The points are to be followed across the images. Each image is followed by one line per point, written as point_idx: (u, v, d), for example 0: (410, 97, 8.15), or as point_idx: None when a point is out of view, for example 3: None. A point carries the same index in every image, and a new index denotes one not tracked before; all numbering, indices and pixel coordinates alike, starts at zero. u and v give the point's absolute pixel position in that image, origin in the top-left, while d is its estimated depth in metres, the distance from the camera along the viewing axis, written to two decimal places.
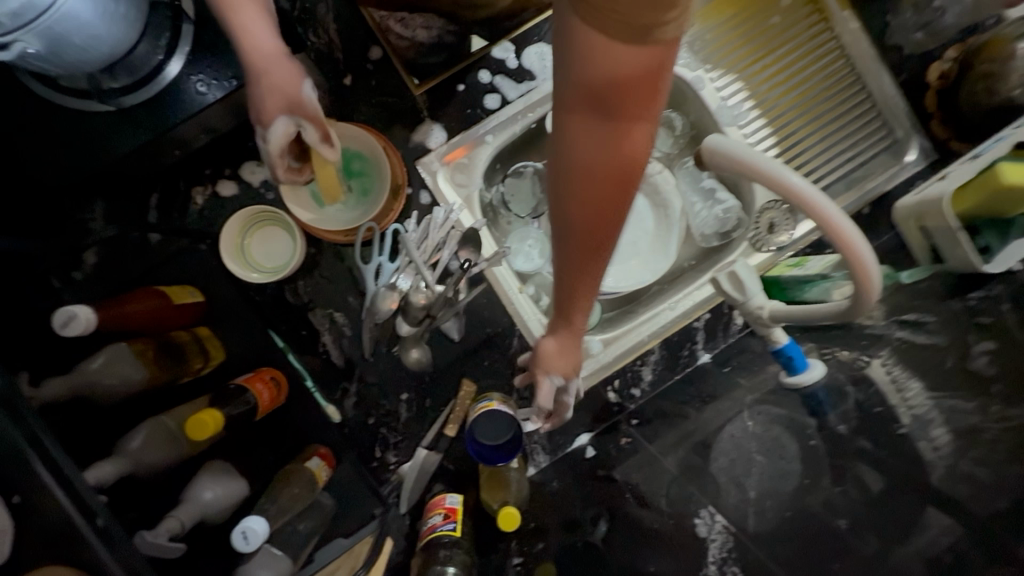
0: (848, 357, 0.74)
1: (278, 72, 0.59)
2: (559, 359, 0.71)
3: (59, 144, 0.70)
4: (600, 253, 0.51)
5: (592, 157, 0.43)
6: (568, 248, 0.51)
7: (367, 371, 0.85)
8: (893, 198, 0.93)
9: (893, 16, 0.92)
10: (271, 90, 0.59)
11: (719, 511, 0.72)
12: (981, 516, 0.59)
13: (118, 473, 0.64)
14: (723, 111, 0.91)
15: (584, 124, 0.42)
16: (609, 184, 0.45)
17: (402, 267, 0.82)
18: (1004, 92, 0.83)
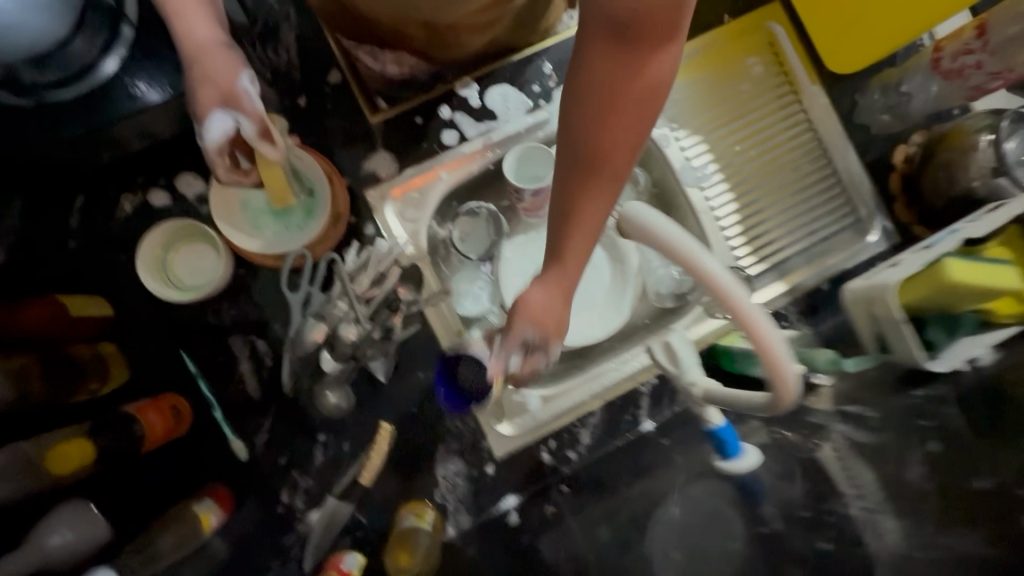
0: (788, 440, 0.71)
1: (210, 62, 0.60)
2: (540, 311, 0.66)
3: None
4: (615, 159, 0.57)
5: (612, 72, 0.52)
6: (576, 165, 0.58)
7: (285, 407, 0.79)
8: (854, 276, 0.90)
9: (861, 96, 0.92)
10: (205, 75, 0.60)
11: None
12: None
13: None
14: (686, 172, 0.90)
15: (609, 48, 0.51)
16: (618, 99, 0.53)
17: (335, 297, 0.78)
18: (964, 182, 0.82)
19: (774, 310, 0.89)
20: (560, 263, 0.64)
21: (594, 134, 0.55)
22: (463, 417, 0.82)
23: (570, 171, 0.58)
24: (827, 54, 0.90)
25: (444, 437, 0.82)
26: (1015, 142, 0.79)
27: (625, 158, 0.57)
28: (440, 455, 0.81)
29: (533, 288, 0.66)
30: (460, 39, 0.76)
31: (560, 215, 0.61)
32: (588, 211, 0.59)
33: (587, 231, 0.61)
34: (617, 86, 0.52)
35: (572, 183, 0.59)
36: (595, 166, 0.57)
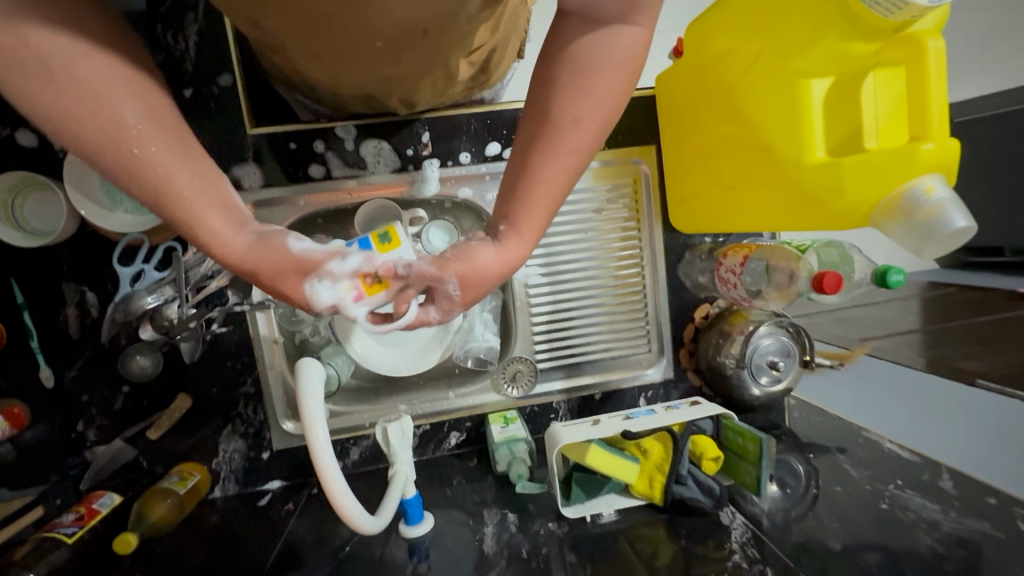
0: (476, 526, 0.80)
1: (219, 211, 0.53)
2: (485, 275, 0.62)
3: None
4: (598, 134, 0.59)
5: (606, 57, 0.55)
6: (530, 136, 0.59)
7: (99, 354, 0.90)
8: (625, 397, 1.07)
9: (691, 251, 1.05)
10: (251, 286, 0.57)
11: None
12: None
13: None
14: (519, 268, 1.01)
15: (596, 39, 0.55)
16: (590, 78, 0.56)
17: (165, 280, 0.87)
18: (723, 358, 0.98)
19: (550, 402, 1.04)
20: (513, 227, 0.62)
21: (556, 105, 0.57)
22: (256, 408, 0.96)
23: (526, 144, 0.60)
24: (674, 211, 1.01)
25: (233, 419, 0.95)
26: (767, 343, 0.94)
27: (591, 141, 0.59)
28: (225, 432, 0.95)
29: (482, 251, 0.62)
30: (425, 98, 0.86)
31: (520, 184, 0.60)
32: (545, 176, 0.59)
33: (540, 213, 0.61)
34: (597, 87, 0.56)
35: (537, 142, 0.58)
36: (551, 130, 0.58)
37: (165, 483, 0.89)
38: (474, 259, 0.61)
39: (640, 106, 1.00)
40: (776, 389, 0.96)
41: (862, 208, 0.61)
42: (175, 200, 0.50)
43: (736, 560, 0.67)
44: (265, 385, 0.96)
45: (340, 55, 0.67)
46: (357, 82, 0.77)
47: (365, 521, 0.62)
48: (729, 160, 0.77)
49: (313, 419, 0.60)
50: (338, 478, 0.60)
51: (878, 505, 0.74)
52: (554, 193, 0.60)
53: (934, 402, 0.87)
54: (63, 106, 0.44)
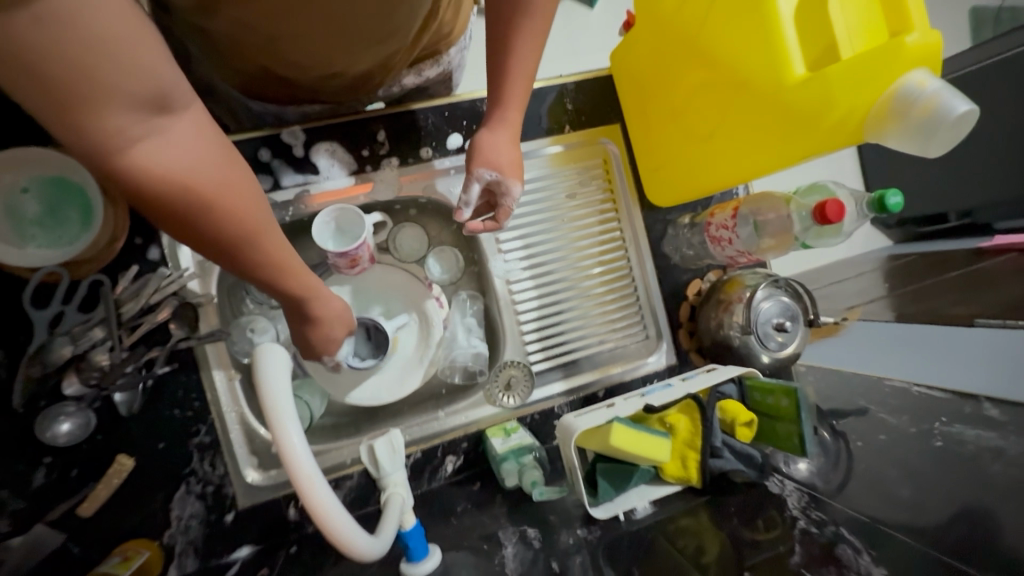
0: (492, 553, 0.68)
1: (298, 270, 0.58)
2: (504, 158, 0.76)
3: None
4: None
5: None
6: (501, 22, 0.71)
7: (11, 421, 0.74)
8: (629, 389, 0.98)
9: (673, 227, 1.01)
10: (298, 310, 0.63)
11: None
12: None
13: None
14: (498, 265, 0.94)
15: None
16: None
17: (92, 322, 0.73)
18: (727, 332, 0.91)
19: (551, 407, 0.94)
20: (501, 105, 0.75)
21: None
22: (214, 460, 0.82)
23: (495, 30, 0.72)
24: (649, 185, 0.98)
25: (187, 478, 0.81)
26: (768, 304, 0.90)
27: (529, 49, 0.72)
28: (178, 496, 0.80)
29: (498, 142, 0.75)
30: (381, 74, 0.81)
31: (496, 68, 0.73)
32: (515, 53, 0.72)
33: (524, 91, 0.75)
34: None
35: (502, 24, 0.71)
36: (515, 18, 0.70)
37: (103, 567, 0.73)
38: (501, 150, 0.75)
39: (600, 85, 0.98)
40: (786, 354, 0.90)
41: (854, 119, 0.59)
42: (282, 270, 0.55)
43: (802, 526, 0.64)
44: (223, 431, 0.82)
45: (281, 23, 0.61)
46: (304, 60, 0.70)
47: (362, 543, 0.51)
48: (701, 112, 0.75)
49: (284, 417, 0.48)
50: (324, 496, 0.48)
51: (932, 444, 0.67)
52: (529, 76, 0.74)
53: (938, 342, 0.81)
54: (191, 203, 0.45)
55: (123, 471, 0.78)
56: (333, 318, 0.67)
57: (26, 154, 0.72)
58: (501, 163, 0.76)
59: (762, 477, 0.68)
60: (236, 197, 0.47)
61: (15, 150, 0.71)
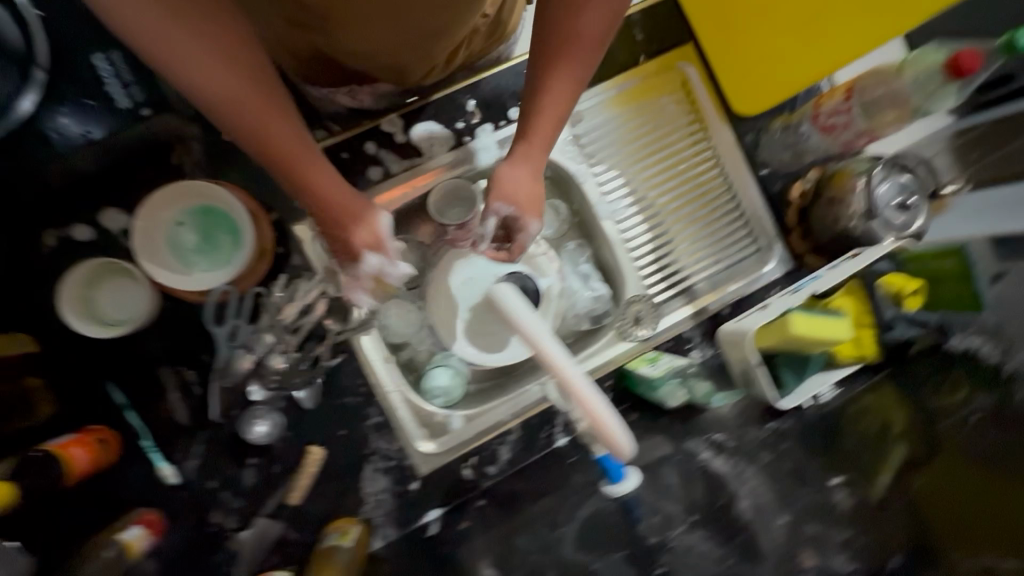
0: None
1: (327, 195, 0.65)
2: (521, 193, 0.72)
3: None
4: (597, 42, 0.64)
5: None
6: (545, 52, 0.65)
7: (216, 432, 0.83)
8: (752, 302, 0.99)
9: (764, 134, 1.00)
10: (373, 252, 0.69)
11: None
12: None
13: None
14: (603, 206, 0.96)
15: None
16: None
17: (262, 330, 0.83)
18: (843, 222, 0.91)
19: (681, 333, 0.96)
20: (527, 140, 0.70)
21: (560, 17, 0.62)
22: (390, 437, 0.88)
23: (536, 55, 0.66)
24: (734, 98, 0.97)
25: (370, 457, 0.87)
26: (885, 186, 0.88)
27: (582, 62, 0.65)
28: (367, 474, 0.87)
29: (514, 180, 0.71)
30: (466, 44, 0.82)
31: (528, 102, 0.68)
32: (550, 88, 0.66)
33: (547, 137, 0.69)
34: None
35: (547, 57, 0.65)
36: (564, 49, 0.64)
37: (326, 543, 0.81)
38: (530, 187, 0.72)
39: (666, 8, 0.97)
40: (912, 232, 0.88)
41: None
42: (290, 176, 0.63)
43: None
44: (391, 409, 0.88)
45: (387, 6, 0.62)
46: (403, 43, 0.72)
47: (619, 432, 0.61)
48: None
49: (550, 345, 0.65)
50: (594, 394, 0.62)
51: None
52: (559, 119, 0.68)
53: None
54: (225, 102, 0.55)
55: (316, 462, 0.85)
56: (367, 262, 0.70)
57: (179, 188, 0.79)
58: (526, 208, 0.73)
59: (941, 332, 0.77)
60: (260, 107, 0.56)
61: (169, 188, 0.78)
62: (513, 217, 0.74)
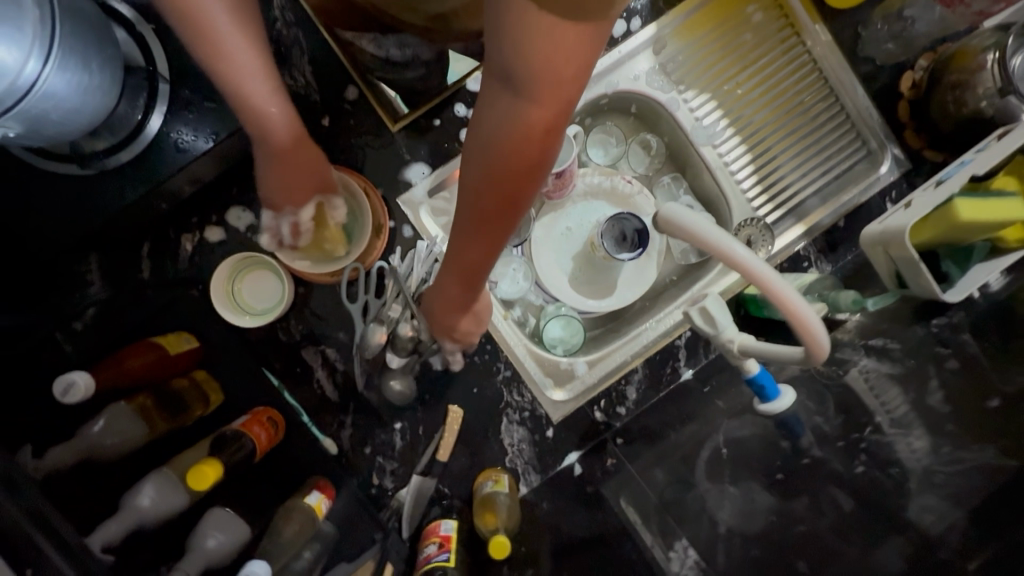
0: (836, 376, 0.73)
1: (292, 160, 0.65)
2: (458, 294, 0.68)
3: (60, 210, 0.74)
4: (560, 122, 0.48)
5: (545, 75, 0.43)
6: (473, 221, 0.56)
7: (362, 403, 0.89)
8: (869, 210, 0.94)
9: (864, 27, 0.92)
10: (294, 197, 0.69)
11: (692, 545, 0.79)
12: (918, 530, 0.65)
13: (121, 534, 0.67)
14: (698, 132, 0.93)
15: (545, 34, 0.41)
16: (528, 138, 0.48)
17: (389, 301, 0.84)
18: (971, 104, 0.84)
19: (796, 252, 0.93)
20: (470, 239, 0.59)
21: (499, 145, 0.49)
22: (520, 390, 0.91)
23: (470, 193, 0.54)
24: None
25: (505, 410, 0.91)
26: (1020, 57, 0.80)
27: (508, 174, 0.50)
28: (504, 426, 0.90)
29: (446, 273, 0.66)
30: None
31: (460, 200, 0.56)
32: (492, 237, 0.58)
33: (497, 234, 0.58)
34: (514, 143, 0.48)
35: (474, 185, 0.53)
36: (496, 194, 0.53)
37: (485, 490, 0.85)
38: (458, 285, 0.67)
39: None
40: None
41: None
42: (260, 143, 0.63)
43: None
44: (518, 363, 0.91)
45: None
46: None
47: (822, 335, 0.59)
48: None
49: (729, 242, 0.61)
50: (788, 286, 0.60)
51: None
52: (492, 243, 0.59)
53: None
54: (244, 80, 0.58)
55: (458, 422, 0.89)
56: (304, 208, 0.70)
57: None
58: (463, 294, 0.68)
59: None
60: (246, 78, 0.58)
61: None
62: (436, 309, 0.73)
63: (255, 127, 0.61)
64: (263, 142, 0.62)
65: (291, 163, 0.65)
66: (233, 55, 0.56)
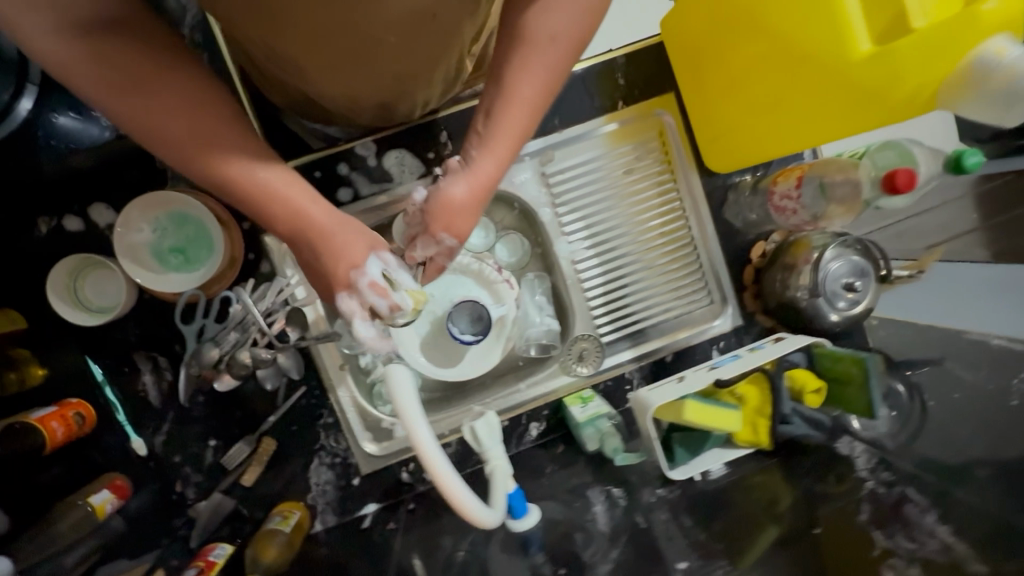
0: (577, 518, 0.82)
1: (338, 240, 0.62)
2: (458, 207, 0.70)
3: None
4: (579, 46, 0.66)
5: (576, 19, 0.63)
6: (500, 121, 0.67)
7: (182, 415, 0.93)
8: (697, 353, 1.04)
9: (733, 192, 1.01)
10: (335, 263, 0.62)
11: None
12: None
13: None
14: (562, 245, 1.00)
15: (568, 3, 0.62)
16: (553, 50, 0.65)
17: (228, 327, 0.89)
18: (792, 292, 0.94)
19: (622, 374, 1.02)
20: (488, 134, 0.68)
21: (525, 80, 0.66)
22: (337, 437, 0.97)
23: (496, 107, 0.67)
24: (705, 151, 0.97)
25: (318, 452, 0.97)
26: (838, 264, 0.90)
27: (572, 41, 0.65)
28: (314, 466, 0.96)
29: (453, 186, 0.70)
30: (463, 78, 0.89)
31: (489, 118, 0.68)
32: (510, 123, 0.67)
33: (513, 138, 0.69)
34: (552, 67, 0.66)
35: (508, 67, 0.65)
36: (510, 97, 0.66)
37: (269, 525, 0.90)
38: (466, 210, 0.71)
39: (652, 54, 0.97)
40: (856, 312, 0.92)
41: (925, 92, 0.57)
42: (296, 225, 0.61)
43: (869, 488, 0.70)
44: (341, 413, 0.97)
45: (334, 62, 0.68)
46: (394, 83, 0.77)
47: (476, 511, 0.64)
48: (752, 66, 0.73)
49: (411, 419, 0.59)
50: (446, 471, 0.60)
51: (1006, 403, 0.68)
52: (513, 140, 0.69)
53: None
54: (245, 173, 0.58)
55: (269, 455, 0.95)
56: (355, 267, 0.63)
57: (154, 197, 0.86)
58: (462, 230, 0.73)
59: (832, 439, 0.78)
60: (240, 168, 0.58)
61: (147, 195, 0.86)
62: (429, 242, 0.74)
63: (286, 211, 0.60)
64: (296, 233, 0.61)
65: (326, 242, 0.62)
66: (231, 158, 0.57)
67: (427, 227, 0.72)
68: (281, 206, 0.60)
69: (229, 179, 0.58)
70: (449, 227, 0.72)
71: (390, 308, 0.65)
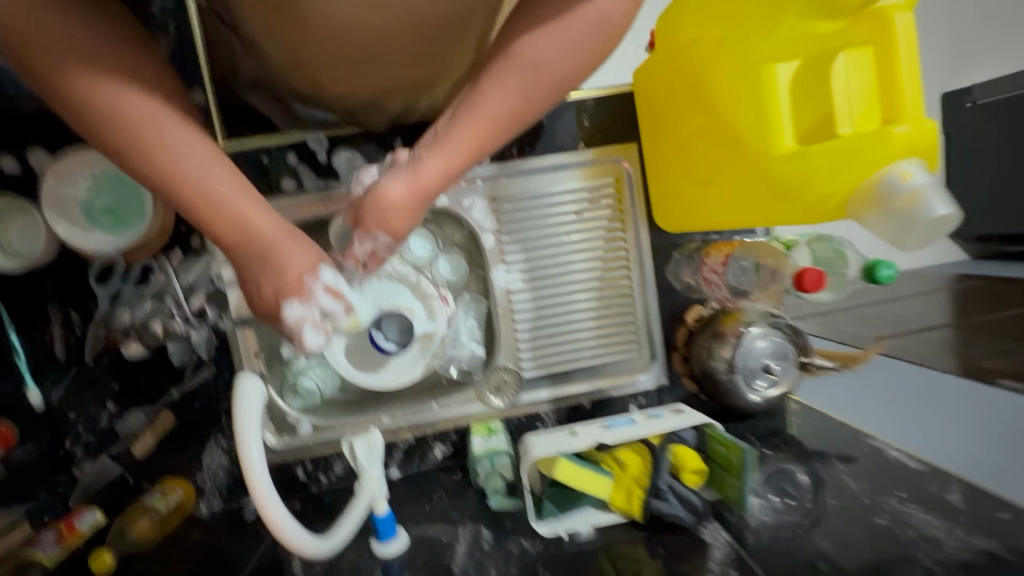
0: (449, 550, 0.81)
1: (285, 249, 0.61)
2: (393, 209, 0.66)
3: None
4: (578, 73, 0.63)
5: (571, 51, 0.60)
6: (457, 132, 0.63)
7: (84, 373, 0.91)
8: (615, 404, 1.03)
9: (677, 252, 1.01)
10: (271, 271, 0.61)
11: None
12: None
13: None
14: (498, 274, 0.99)
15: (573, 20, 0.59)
16: (554, 73, 0.61)
17: (146, 295, 0.90)
18: (714, 362, 0.92)
19: (537, 412, 1.02)
20: (446, 137, 0.64)
21: (512, 99, 0.62)
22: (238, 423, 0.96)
23: (458, 117, 0.63)
24: (658, 209, 0.98)
25: (216, 434, 0.96)
26: (762, 343, 0.90)
27: (568, 67, 0.61)
28: (208, 448, 0.96)
29: (391, 185, 0.65)
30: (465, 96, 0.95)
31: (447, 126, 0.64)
32: (473, 128, 0.63)
33: (472, 148, 0.65)
34: (552, 77, 0.61)
35: (486, 78, 0.62)
36: (478, 110, 0.62)
37: (147, 500, 0.89)
38: (404, 213, 0.67)
39: (622, 102, 0.98)
40: (772, 395, 0.92)
41: (835, 199, 0.63)
42: (223, 216, 0.58)
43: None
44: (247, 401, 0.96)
45: (337, 62, 0.75)
46: (397, 88, 0.83)
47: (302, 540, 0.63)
48: (698, 135, 0.77)
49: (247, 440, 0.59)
50: (272, 498, 0.59)
51: (875, 519, 0.75)
52: (471, 154, 0.65)
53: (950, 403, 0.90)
54: (164, 153, 0.55)
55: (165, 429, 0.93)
56: (295, 275, 0.62)
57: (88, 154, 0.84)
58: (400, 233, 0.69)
59: (698, 523, 0.78)
60: (162, 149, 0.55)
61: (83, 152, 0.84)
62: (372, 240, 0.70)
63: (215, 198, 0.57)
64: (223, 227, 0.59)
65: (261, 243, 0.60)
66: (145, 127, 0.54)
67: (363, 223, 0.68)
68: (204, 195, 0.57)
69: (155, 152, 0.54)
70: (387, 225, 0.67)
71: (345, 310, 0.67)
